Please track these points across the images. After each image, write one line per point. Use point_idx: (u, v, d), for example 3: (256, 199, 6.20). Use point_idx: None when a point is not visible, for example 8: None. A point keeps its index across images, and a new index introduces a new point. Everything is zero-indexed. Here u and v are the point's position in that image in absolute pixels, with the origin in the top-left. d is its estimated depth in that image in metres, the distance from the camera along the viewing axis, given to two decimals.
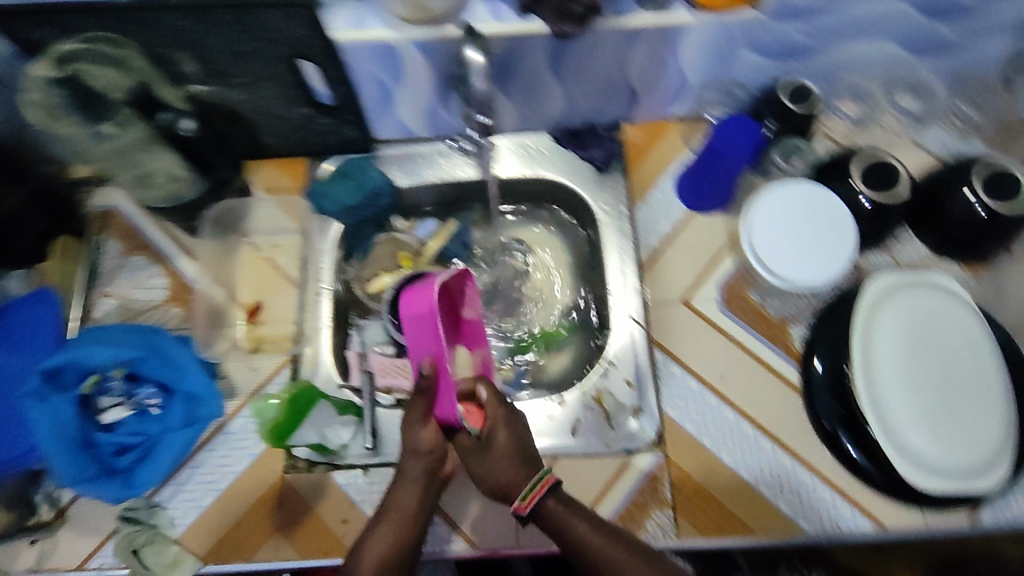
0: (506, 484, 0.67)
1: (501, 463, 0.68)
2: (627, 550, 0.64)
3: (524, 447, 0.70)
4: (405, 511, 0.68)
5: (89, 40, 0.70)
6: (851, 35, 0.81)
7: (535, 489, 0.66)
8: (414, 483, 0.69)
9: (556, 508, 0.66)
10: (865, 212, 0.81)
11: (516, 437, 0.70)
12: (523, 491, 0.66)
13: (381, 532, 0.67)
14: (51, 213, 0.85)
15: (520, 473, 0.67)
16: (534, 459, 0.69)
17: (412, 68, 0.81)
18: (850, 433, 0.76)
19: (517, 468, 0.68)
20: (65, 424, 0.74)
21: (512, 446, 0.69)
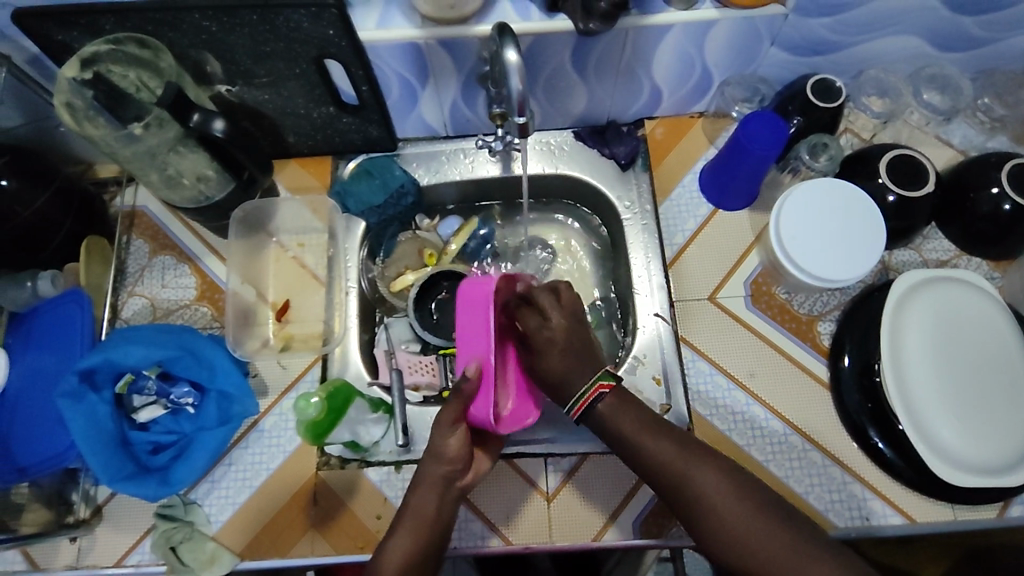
0: (565, 386, 0.70)
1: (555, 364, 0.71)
2: (677, 447, 0.65)
3: (582, 342, 0.72)
4: (424, 514, 0.66)
5: (115, 40, 0.72)
6: (875, 29, 0.81)
7: (583, 398, 0.68)
8: (433, 489, 0.68)
9: (605, 410, 0.68)
10: (891, 207, 0.82)
11: (573, 329, 0.73)
12: (575, 393, 0.69)
13: (400, 540, 0.65)
14: (80, 210, 0.86)
15: (574, 363, 0.70)
16: (592, 354, 0.71)
17: (437, 66, 0.81)
18: (880, 429, 0.77)
19: (580, 367, 0.70)
20: (101, 423, 0.75)
21: (565, 331, 0.72)
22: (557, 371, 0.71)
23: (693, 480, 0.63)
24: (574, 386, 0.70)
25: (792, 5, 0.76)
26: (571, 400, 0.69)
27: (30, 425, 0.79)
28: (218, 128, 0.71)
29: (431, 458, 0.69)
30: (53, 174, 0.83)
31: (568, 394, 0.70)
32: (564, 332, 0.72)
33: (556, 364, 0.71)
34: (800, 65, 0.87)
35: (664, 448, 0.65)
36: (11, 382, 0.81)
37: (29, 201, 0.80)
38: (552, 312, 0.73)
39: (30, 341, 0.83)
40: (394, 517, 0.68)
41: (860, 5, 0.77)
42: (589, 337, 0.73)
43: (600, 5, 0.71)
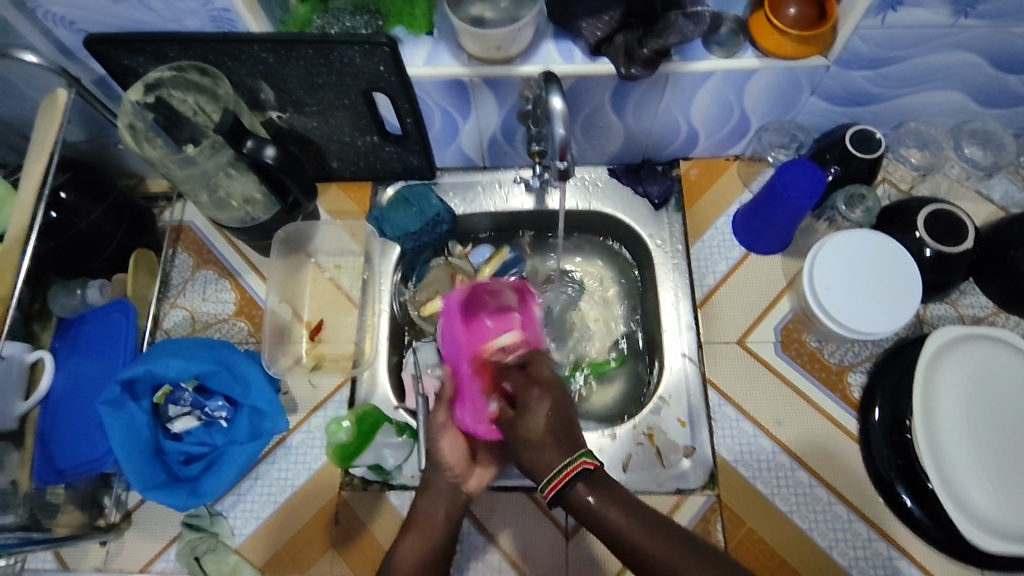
0: (538, 467, 0.66)
1: (525, 439, 0.68)
2: (663, 541, 0.60)
3: (562, 422, 0.69)
4: (428, 526, 0.70)
5: (179, 67, 0.76)
6: (917, 83, 0.81)
7: (558, 476, 0.63)
8: (435, 500, 0.71)
9: (589, 499, 0.62)
10: (926, 261, 0.82)
11: (545, 400, 0.70)
12: (544, 481, 0.64)
13: (411, 543, 0.68)
14: (131, 223, 0.90)
15: (552, 442, 0.67)
16: (569, 435, 0.67)
17: (480, 102, 0.83)
18: (907, 484, 0.76)
19: (549, 445, 0.66)
20: (138, 431, 0.77)
21: (549, 419, 0.68)
22: (531, 443, 0.67)
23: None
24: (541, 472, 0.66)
25: (834, 58, 0.76)
26: (544, 481, 0.64)
27: (71, 427, 0.81)
28: (270, 156, 0.74)
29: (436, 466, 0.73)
30: (111, 189, 0.87)
31: (540, 473, 0.66)
32: (540, 426, 0.68)
33: (532, 419, 0.69)
34: (840, 115, 0.88)
35: (652, 542, 0.60)
36: (55, 387, 0.83)
37: (84, 213, 0.84)
38: (534, 403, 0.70)
39: (75, 345, 0.85)
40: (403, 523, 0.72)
41: (902, 60, 0.78)
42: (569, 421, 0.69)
43: (643, 52, 0.74)
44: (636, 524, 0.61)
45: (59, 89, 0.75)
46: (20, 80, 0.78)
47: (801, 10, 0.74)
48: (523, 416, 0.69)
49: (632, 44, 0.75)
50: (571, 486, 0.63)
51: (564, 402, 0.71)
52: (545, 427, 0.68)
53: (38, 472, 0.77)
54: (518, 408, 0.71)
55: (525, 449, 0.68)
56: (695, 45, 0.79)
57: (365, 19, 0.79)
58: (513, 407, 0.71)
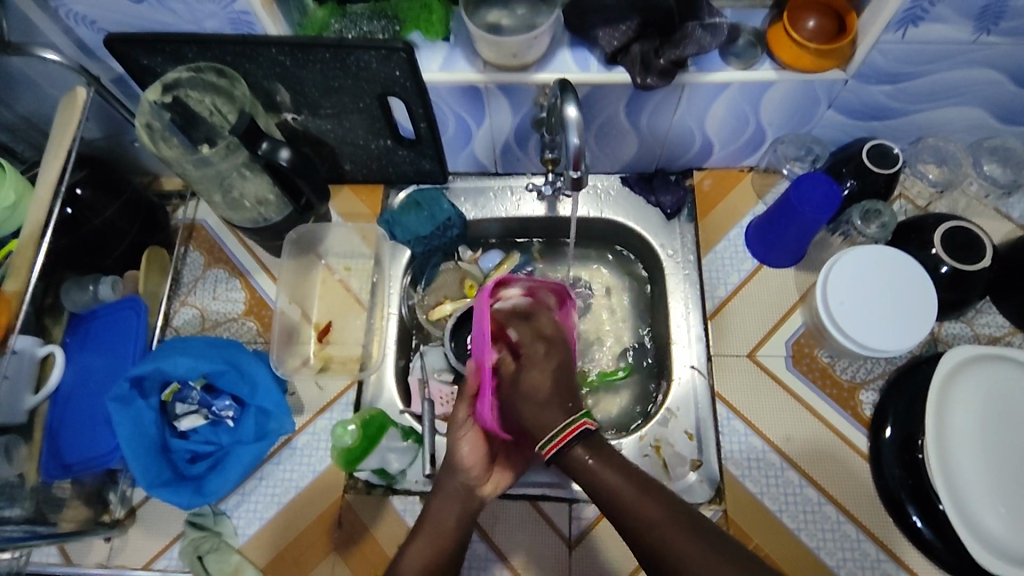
0: (540, 425, 0.67)
1: (524, 399, 0.69)
2: (661, 505, 0.60)
3: (562, 383, 0.69)
4: (441, 528, 0.69)
5: (197, 68, 0.77)
6: (936, 99, 0.81)
7: (563, 432, 0.64)
8: (449, 501, 0.71)
9: (588, 462, 0.64)
10: (942, 278, 0.81)
11: (548, 360, 0.71)
12: (545, 439, 0.66)
13: (419, 546, 0.68)
14: (145, 221, 0.90)
15: (553, 406, 0.67)
16: (568, 393, 0.68)
17: (495, 108, 0.83)
18: (919, 506, 0.75)
19: (550, 405, 0.67)
20: (145, 428, 0.78)
21: (550, 379, 0.69)
22: (532, 400, 0.68)
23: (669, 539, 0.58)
24: (544, 428, 0.66)
25: (853, 72, 0.76)
26: (543, 439, 0.66)
27: (79, 422, 0.82)
28: (283, 157, 0.75)
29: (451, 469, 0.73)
30: (126, 185, 0.88)
31: (541, 431, 0.67)
32: (541, 383, 0.69)
33: (533, 379, 0.69)
34: (857, 129, 0.87)
35: (648, 504, 0.61)
36: (64, 381, 0.84)
37: (99, 210, 0.85)
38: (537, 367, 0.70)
39: (85, 340, 0.86)
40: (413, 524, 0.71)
41: (921, 76, 0.77)
42: (572, 384, 0.70)
43: (659, 62, 0.75)
44: (634, 490, 0.62)
45: (79, 87, 0.76)
46: (40, 77, 0.79)
47: (820, 23, 0.75)
48: (523, 376, 0.70)
49: (648, 54, 0.75)
50: (573, 445, 0.64)
51: (565, 364, 0.72)
52: (547, 390, 0.68)
53: (45, 466, 0.78)
54: (521, 364, 0.71)
55: (525, 403, 0.68)
56: (712, 56, 0.78)
57: (382, 24, 0.79)
58: (518, 367, 0.71)
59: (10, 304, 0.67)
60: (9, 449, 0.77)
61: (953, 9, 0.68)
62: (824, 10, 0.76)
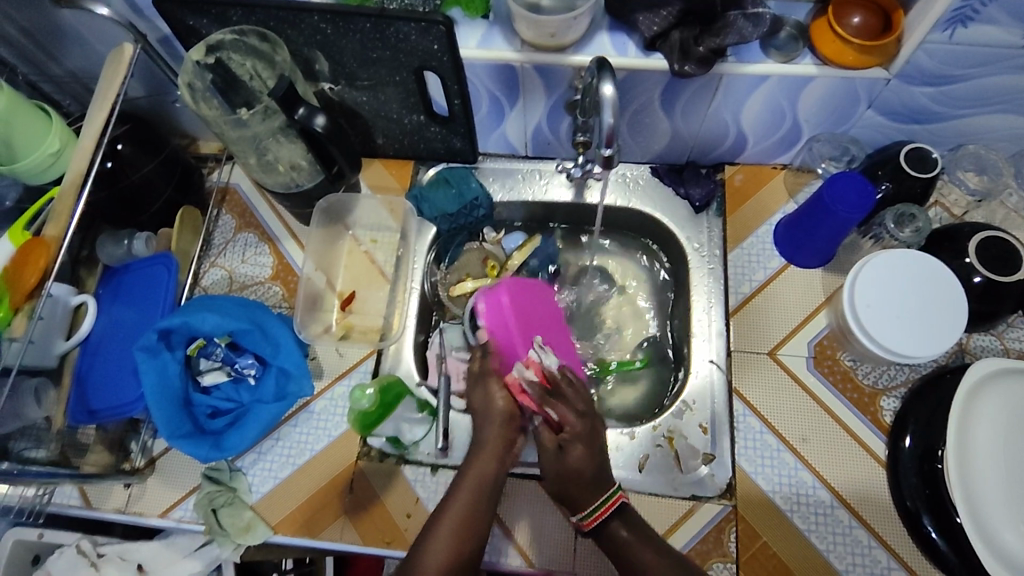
0: (580, 497, 0.71)
1: (562, 479, 0.72)
2: None
3: (599, 465, 0.73)
4: (482, 478, 0.71)
5: (240, 31, 0.77)
6: (981, 104, 0.79)
7: (609, 502, 0.71)
8: (492, 453, 0.73)
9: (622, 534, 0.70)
10: (975, 288, 0.79)
11: (589, 444, 0.73)
12: (586, 509, 0.71)
13: (461, 498, 0.70)
14: (180, 181, 0.93)
15: (590, 496, 0.71)
16: (606, 483, 0.72)
17: (529, 89, 0.83)
18: (934, 518, 0.74)
19: (588, 486, 0.71)
20: (169, 381, 0.80)
21: (591, 461, 0.72)
22: (574, 479, 0.72)
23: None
24: (584, 501, 0.71)
25: (896, 71, 0.74)
26: (585, 510, 0.71)
27: (107, 371, 0.84)
28: (319, 124, 0.76)
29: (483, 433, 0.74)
30: (164, 144, 0.89)
31: (581, 503, 0.71)
32: (581, 467, 0.72)
33: (574, 461, 0.72)
34: (897, 132, 0.85)
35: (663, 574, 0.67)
36: (94, 331, 0.86)
37: (138, 167, 0.87)
38: (575, 445, 0.73)
39: (117, 293, 0.88)
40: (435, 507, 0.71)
41: (966, 80, 0.76)
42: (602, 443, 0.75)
43: (698, 49, 0.74)
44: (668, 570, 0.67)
45: (127, 43, 0.78)
46: (89, 33, 0.81)
47: (865, 20, 0.74)
48: (564, 452, 0.73)
49: (687, 42, 0.74)
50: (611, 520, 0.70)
51: (601, 445, 0.75)
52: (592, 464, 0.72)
53: (72, 410, 0.80)
54: (565, 440, 0.73)
55: (573, 480, 0.72)
56: (753, 47, 0.77)
57: None
58: (557, 445, 0.73)
59: (49, 248, 0.69)
60: (40, 392, 0.79)
61: (1005, 11, 0.66)
62: (871, 8, 0.74)
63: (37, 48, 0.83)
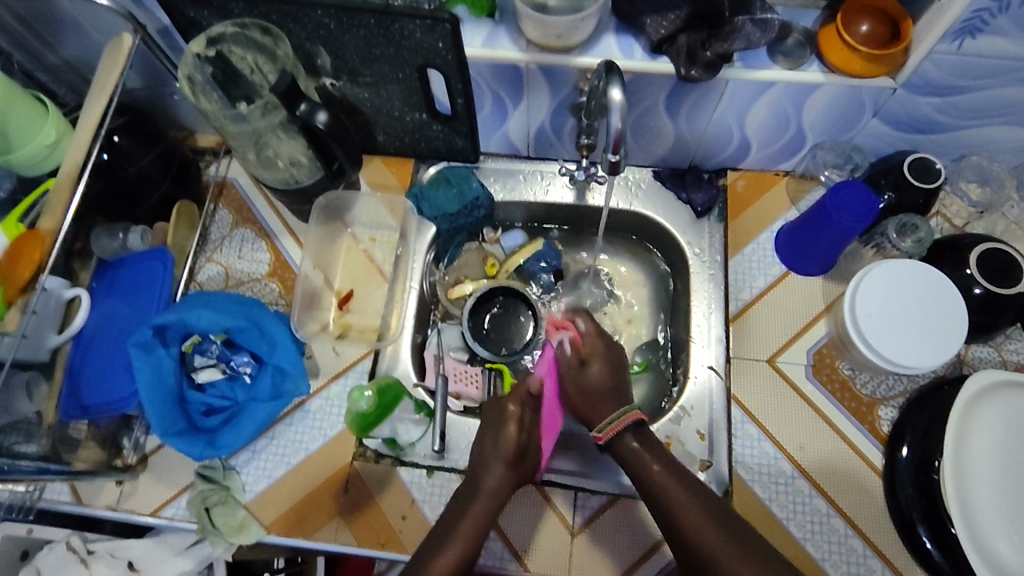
0: (595, 415, 0.78)
1: (580, 397, 0.79)
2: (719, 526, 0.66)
3: (618, 379, 0.80)
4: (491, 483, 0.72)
5: (242, 24, 0.76)
6: (985, 116, 0.79)
7: (618, 420, 0.74)
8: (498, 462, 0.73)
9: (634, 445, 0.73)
10: (974, 300, 0.79)
11: (609, 357, 0.81)
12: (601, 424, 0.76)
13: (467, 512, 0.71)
14: (177, 174, 0.91)
15: (607, 403, 0.78)
16: (624, 397, 0.78)
17: (534, 89, 0.83)
18: (930, 527, 0.74)
19: (607, 399, 0.78)
20: (164, 378, 0.79)
21: (610, 377, 0.79)
22: (592, 393, 0.79)
23: (700, 533, 0.66)
24: (603, 416, 0.77)
25: (903, 81, 0.74)
26: (603, 423, 0.76)
27: (99, 367, 0.83)
28: (321, 121, 0.75)
29: (483, 480, 0.73)
30: (161, 137, 0.88)
31: (596, 420, 0.77)
32: (601, 381, 0.79)
33: (595, 374, 0.79)
34: (900, 141, 0.85)
35: (683, 499, 0.69)
36: (88, 324, 0.85)
37: (135, 159, 0.85)
38: (595, 361, 0.80)
39: (112, 287, 0.87)
40: (435, 532, 0.70)
41: (972, 91, 0.75)
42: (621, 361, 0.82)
43: (705, 54, 0.73)
44: (686, 496, 0.69)
45: (126, 35, 0.77)
46: (87, 22, 0.79)
47: (874, 28, 0.73)
48: (586, 368, 0.80)
49: (695, 46, 0.74)
50: (626, 432, 0.74)
51: (619, 357, 0.82)
52: (607, 384, 0.79)
53: (64, 406, 0.79)
54: (588, 357, 0.81)
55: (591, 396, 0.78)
56: (761, 53, 0.77)
57: None
58: (579, 361, 0.80)
59: (44, 243, 0.68)
60: (31, 386, 0.78)
61: (1014, 24, 0.65)
62: (877, 15, 0.74)
63: (32, 36, 0.82)
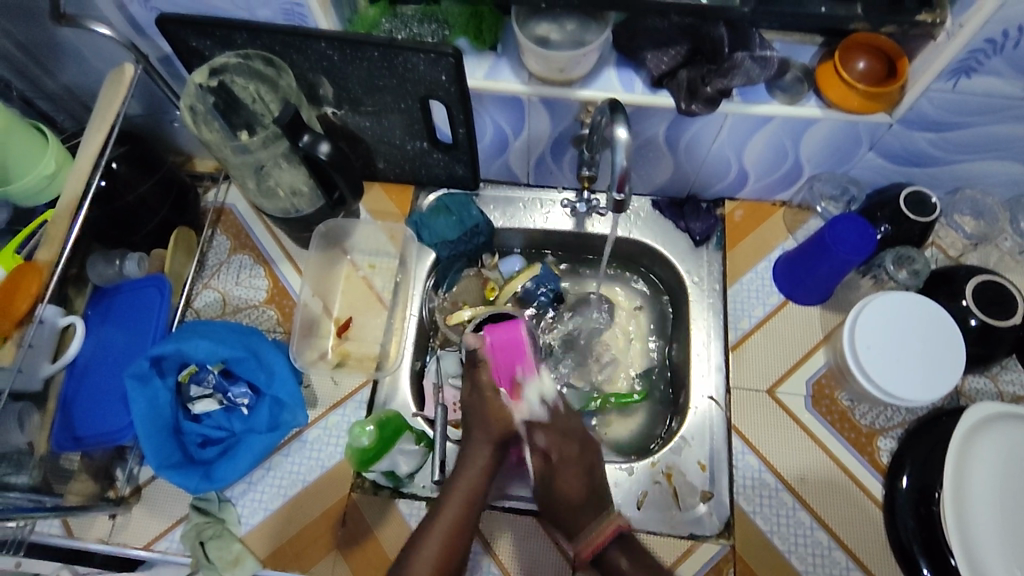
0: (573, 525, 0.70)
1: (562, 508, 0.71)
2: None
3: (595, 487, 0.72)
4: (468, 495, 0.69)
5: (245, 55, 0.76)
6: (980, 151, 0.80)
7: (598, 536, 0.68)
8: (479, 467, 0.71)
9: (619, 561, 0.67)
10: (970, 331, 0.80)
11: (579, 468, 0.72)
12: (584, 540, 0.69)
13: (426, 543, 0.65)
14: (176, 200, 0.91)
15: (586, 516, 0.70)
16: (602, 505, 0.71)
17: (535, 120, 0.83)
18: (931, 561, 0.74)
19: (586, 513, 0.70)
20: (160, 409, 0.78)
21: (584, 490, 0.71)
22: (567, 507, 0.70)
23: None
24: (580, 529, 0.69)
25: (898, 117, 0.75)
26: (581, 542, 0.69)
27: (93, 398, 0.82)
28: (324, 152, 0.74)
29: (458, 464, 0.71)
30: (161, 164, 0.88)
31: (574, 531, 0.70)
32: (575, 493, 0.71)
33: (567, 488, 0.71)
34: (896, 173, 0.86)
35: None
36: (82, 353, 0.84)
37: (133, 187, 0.85)
38: (573, 471, 0.72)
39: (108, 314, 0.86)
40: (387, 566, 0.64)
41: (968, 126, 0.77)
42: (596, 459, 0.74)
43: (706, 90, 0.74)
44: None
45: (128, 64, 0.77)
46: (88, 50, 0.79)
47: (870, 66, 0.74)
48: (559, 478, 0.72)
49: (696, 81, 0.75)
50: (606, 550, 0.68)
51: (597, 471, 0.74)
52: (581, 497, 0.71)
53: (57, 437, 0.77)
54: (555, 466, 0.72)
55: (560, 506, 0.71)
56: (759, 88, 0.78)
57: (432, 27, 0.78)
58: (546, 467, 0.73)
59: (42, 274, 0.68)
60: (22, 417, 0.76)
61: (1008, 64, 0.67)
62: (875, 54, 0.75)
63: (32, 62, 0.81)
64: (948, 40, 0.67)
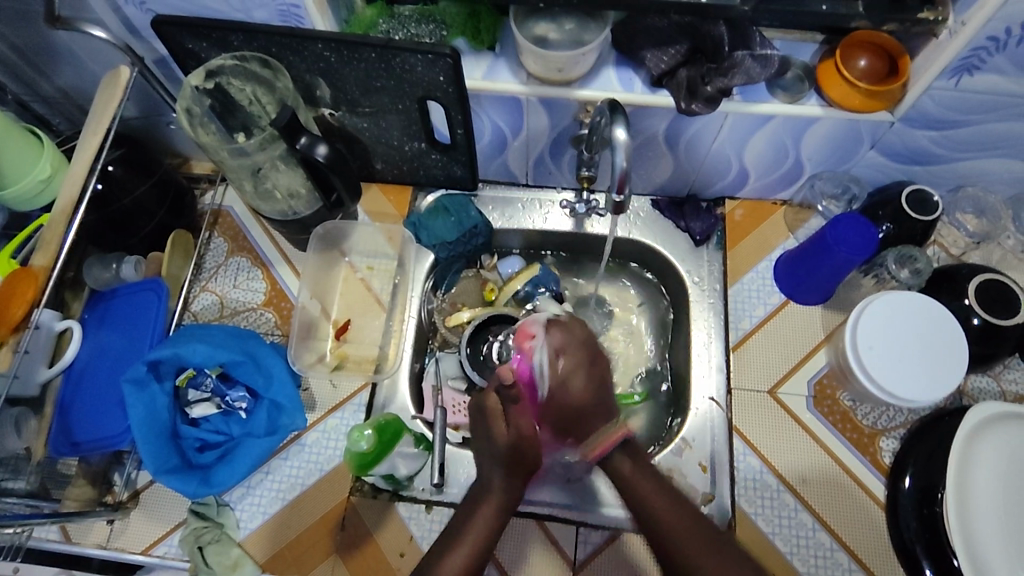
0: (581, 432, 0.69)
1: (558, 415, 0.68)
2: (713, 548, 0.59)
3: (601, 391, 0.69)
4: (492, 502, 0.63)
5: (240, 57, 0.76)
6: (982, 149, 0.80)
7: (604, 442, 0.69)
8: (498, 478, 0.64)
9: (625, 471, 0.67)
10: (973, 330, 0.80)
11: (590, 370, 0.68)
12: (592, 441, 0.69)
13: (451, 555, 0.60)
14: (173, 203, 0.90)
15: (594, 415, 0.68)
16: (610, 409, 0.69)
17: (533, 121, 0.83)
18: (934, 562, 0.74)
19: (593, 418, 0.68)
20: (158, 414, 0.77)
21: (591, 394, 0.68)
22: (575, 410, 0.67)
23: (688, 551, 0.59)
24: (586, 432, 0.69)
25: (900, 115, 0.75)
26: (589, 442, 0.69)
27: (91, 403, 0.81)
28: (321, 153, 0.74)
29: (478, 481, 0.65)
30: (157, 166, 0.87)
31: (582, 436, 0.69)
32: (583, 398, 0.67)
33: (576, 390, 0.67)
34: (898, 172, 0.86)
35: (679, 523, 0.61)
36: (78, 358, 0.83)
37: (130, 189, 0.84)
38: (579, 372, 0.68)
39: (104, 318, 0.85)
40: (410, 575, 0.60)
41: (971, 124, 0.76)
42: (599, 353, 0.70)
43: (706, 89, 0.74)
44: (667, 503, 0.63)
45: (123, 66, 0.76)
46: (83, 53, 0.79)
47: (870, 63, 0.73)
48: (568, 379, 0.67)
49: (695, 80, 0.74)
50: (613, 452, 0.68)
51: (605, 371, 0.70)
52: (587, 398, 0.67)
53: (54, 442, 0.77)
54: (567, 367, 0.68)
55: (562, 410, 0.67)
56: (759, 87, 0.77)
57: (430, 28, 0.78)
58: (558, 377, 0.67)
59: (38, 279, 0.68)
60: (20, 421, 0.75)
61: (1011, 61, 0.66)
62: (876, 51, 0.74)
63: (26, 64, 0.81)
64: (950, 38, 0.66)
